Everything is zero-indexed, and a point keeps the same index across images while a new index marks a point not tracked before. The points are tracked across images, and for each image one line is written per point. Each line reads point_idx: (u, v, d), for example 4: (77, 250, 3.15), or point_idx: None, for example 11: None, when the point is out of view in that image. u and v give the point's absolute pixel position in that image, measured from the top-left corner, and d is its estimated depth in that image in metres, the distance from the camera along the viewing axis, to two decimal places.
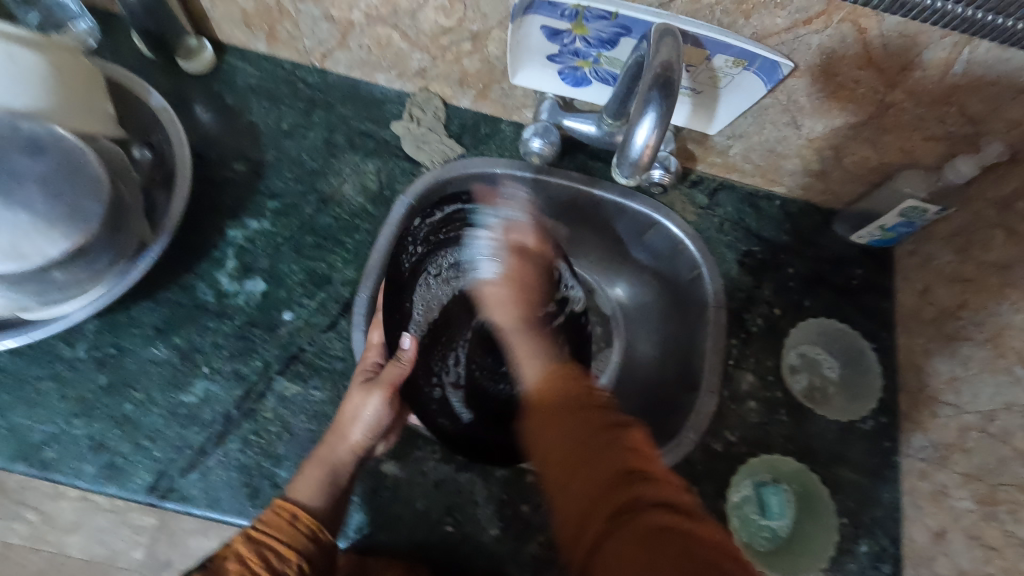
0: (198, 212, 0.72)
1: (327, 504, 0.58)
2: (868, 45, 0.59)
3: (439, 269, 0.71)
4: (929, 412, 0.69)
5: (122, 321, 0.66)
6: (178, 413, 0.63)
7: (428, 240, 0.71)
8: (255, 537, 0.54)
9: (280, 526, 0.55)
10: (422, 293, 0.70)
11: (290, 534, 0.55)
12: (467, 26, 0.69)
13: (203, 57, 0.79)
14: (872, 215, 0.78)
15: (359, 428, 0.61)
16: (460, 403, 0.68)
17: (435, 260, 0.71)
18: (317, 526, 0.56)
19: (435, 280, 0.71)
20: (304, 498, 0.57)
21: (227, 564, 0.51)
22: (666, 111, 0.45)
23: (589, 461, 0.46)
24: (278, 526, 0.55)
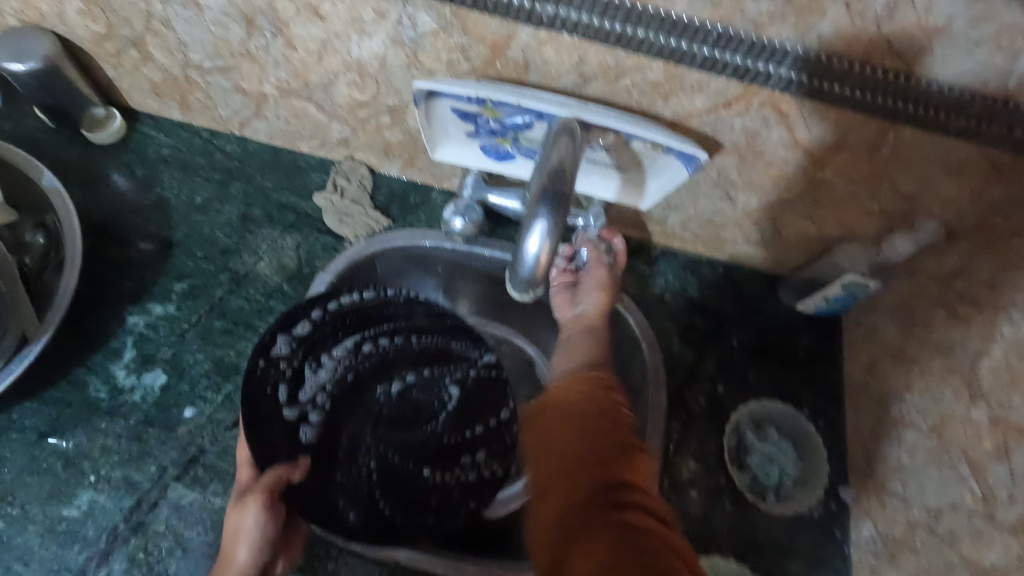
0: (97, 298, 0.67)
1: None
2: (792, 128, 0.56)
3: (314, 368, 0.69)
4: (878, 501, 0.65)
5: (1, 424, 0.61)
6: (56, 530, 0.57)
7: (298, 345, 0.67)
8: None
9: None
10: (310, 392, 0.68)
11: None
12: (382, 101, 0.65)
13: (111, 127, 0.74)
14: (816, 284, 0.75)
15: (242, 546, 0.55)
16: (370, 509, 0.65)
17: (308, 359, 0.68)
18: None
19: (312, 378, 0.68)
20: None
21: None
22: (559, 215, 0.40)
23: (573, 487, 0.52)
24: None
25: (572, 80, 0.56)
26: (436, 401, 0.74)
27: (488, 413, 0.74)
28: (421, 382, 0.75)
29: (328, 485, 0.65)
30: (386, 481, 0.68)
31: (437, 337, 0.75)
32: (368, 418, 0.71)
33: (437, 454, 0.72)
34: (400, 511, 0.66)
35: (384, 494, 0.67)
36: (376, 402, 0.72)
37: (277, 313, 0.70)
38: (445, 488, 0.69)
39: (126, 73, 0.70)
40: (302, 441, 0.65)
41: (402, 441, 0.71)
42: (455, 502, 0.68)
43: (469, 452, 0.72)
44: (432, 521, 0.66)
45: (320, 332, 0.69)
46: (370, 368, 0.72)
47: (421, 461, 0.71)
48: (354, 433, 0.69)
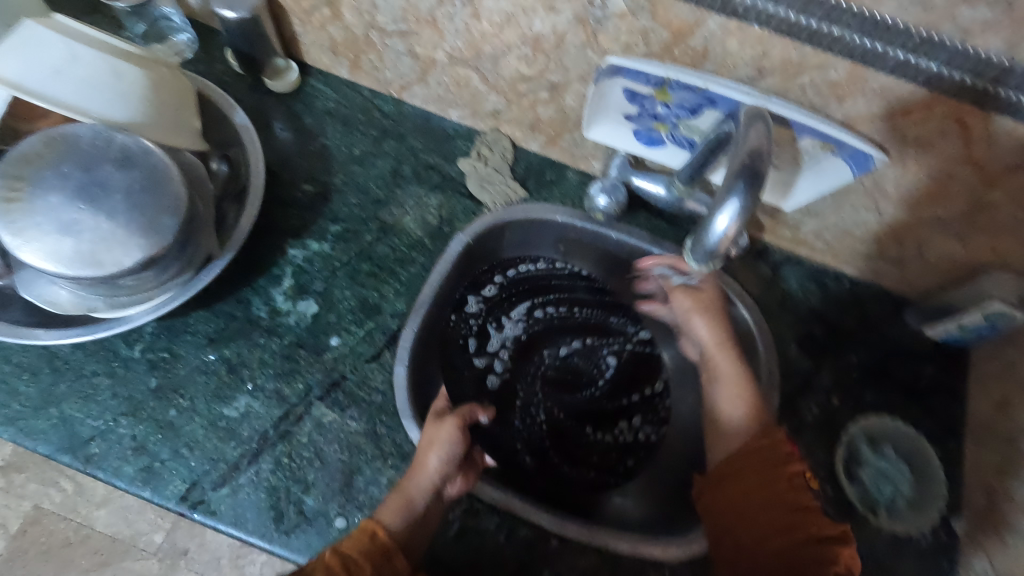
0: (264, 229, 0.74)
1: (409, 529, 0.58)
2: (970, 142, 0.55)
3: (496, 325, 0.80)
4: (996, 538, 0.63)
5: (178, 326, 0.68)
6: (217, 426, 0.65)
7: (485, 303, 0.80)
8: (343, 552, 0.54)
9: (361, 540, 0.55)
10: (493, 346, 0.79)
11: (372, 554, 0.54)
12: (547, 77, 0.69)
13: (288, 78, 0.82)
14: (950, 310, 0.73)
15: (433, 453, 0.61)
16: (536, 454, 0.75)
17: (490, 317, 0.80)
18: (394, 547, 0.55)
19: (495, 334, 0.80)
20: (388, 524, 0.57)
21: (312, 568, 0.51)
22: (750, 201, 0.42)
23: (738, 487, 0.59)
24: (357, 543, 0.55)
25: (747, 73, 0.57)
26: (594, 367, 0.79)
27: (641, 385, 0.79)
28: (580, 350, 0.80)
29: (507, 430, 0.76)
30: (555, 438, 0.76)
31: (597, 309, 0.81)
32: (537, 376, 0.79)
33: (599, 415, 0.77)
34: (563, 459, 0.75)
35: (553, 449, 0.76)
36: (543, 363, 0.79)
37: (417, 265, 0.75)
38: (610, 448, 0.76)
39: (312, 29, 0.76)
40: (489, 389, 0.78)
41: (561, 401, 0.78)
42: (614, 461, 0.75)
43: (627, 418, 0.77)
44: (592, 477, 0.74)
45: (505, 293, 0.81)
46: (543, 331, 0.80)
47: (585, 420, 0.77)
48: (526, 388, 0.79)
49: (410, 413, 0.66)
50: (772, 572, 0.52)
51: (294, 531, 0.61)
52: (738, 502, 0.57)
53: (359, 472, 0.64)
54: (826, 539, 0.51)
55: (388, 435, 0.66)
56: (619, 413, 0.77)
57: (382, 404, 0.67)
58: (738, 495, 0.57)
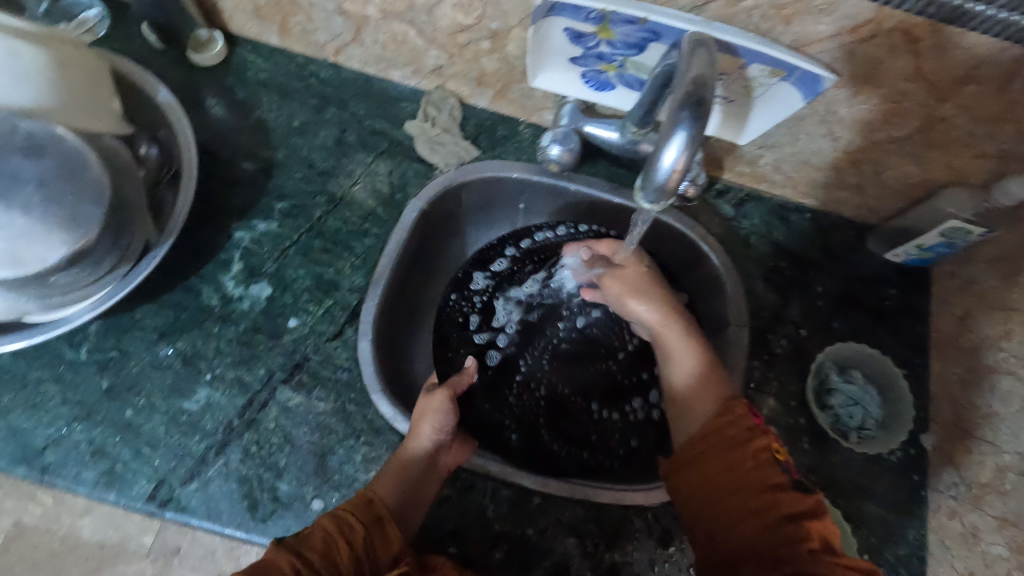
0: (205, 213, 0.70)
1: (402, 498, 0.59)
2: (919, 56, 0.54)
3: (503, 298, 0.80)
4: (963, 448, 0.65)
5: (125, 323, 0.65)
6: (178, 421, 0.62)
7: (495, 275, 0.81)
8: (341, 516, 0.55)
9: (356, 506, 0.56)
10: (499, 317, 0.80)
11: (363, 521, 0.55)
12: (486, 25, 0.65)
13: (214, 49, 0.76)
14: (910, 232, 0.73)
15: (428, 423, 0.62)
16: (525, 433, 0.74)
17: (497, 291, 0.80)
18: (385, 514, 0.56)
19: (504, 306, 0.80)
20: (384, 495, 0.58)
21: (313, 532, 0.53)
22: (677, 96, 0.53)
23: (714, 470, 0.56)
24: (354, 508, 0.56)
25: (690, 2, 0.55)
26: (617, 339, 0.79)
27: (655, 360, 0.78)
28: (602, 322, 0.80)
29: (500, 408, 0.75)
30: (552, 412, 0.76)
31: None
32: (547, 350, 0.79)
33: (605, 389, 0.77)
34: (555, 437, 0.74)
35: (547, 424, 0.75)
36: (555, 337, 0.80)
37: (372, 236, 0.72)
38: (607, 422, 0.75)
39: None
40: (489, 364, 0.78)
41: (570, 376, 0.78)
42: (614, 444, 0.74)
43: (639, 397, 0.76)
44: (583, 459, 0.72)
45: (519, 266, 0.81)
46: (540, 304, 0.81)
47: (587, 396, 0.77)
48: (533, 362, 0.79)
49: (379, 387, 0.65)
50: (749, 557, 0.50)
51: (270, 518, 0.60)
52: (709, 491, 0.55)
53: (332, 452, 0.62)
54: (797, 516, 0.50)
55: (358, 413, 0.64)
56: (617, 388, 0.77)
57: (349, 382, 0.65)
58: (705, 482, 0.56)
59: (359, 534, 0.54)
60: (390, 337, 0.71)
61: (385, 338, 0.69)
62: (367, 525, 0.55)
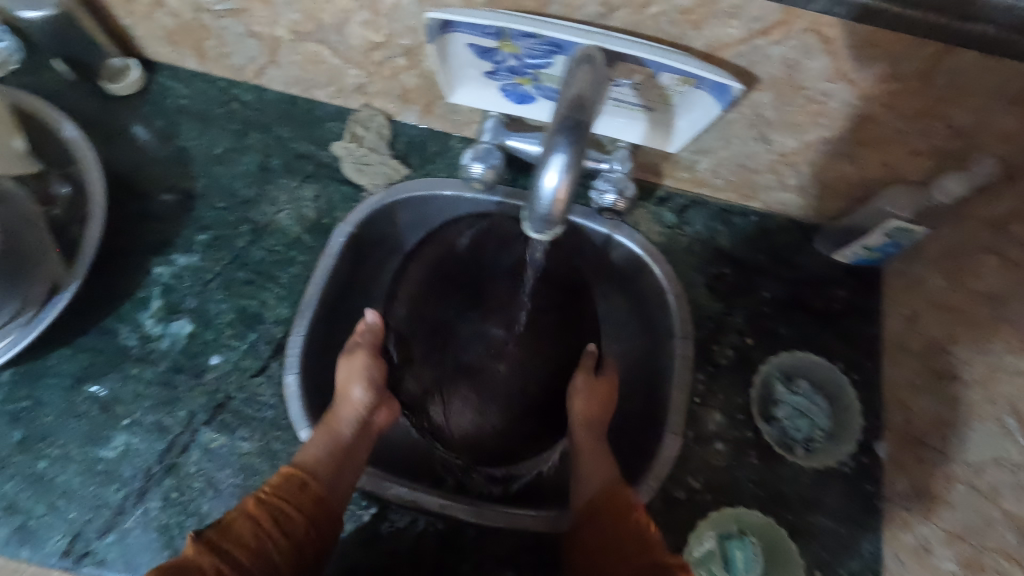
0: (122, 250, 0.68)
1: (324, 454, 0.58)
2: (835, 57, 0.51)
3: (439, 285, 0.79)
4: (914, 456, 0.63)
5: (38, 369, 0.63)
6: (95, 470, 0.60)
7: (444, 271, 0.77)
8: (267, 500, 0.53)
9: (288, 487, 0.54)
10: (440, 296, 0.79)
11: (298, 501, 0.54)
12: (397, 41, 0.62)
13: (129, 78, 0.73)
14: (856, 232, 0.71)
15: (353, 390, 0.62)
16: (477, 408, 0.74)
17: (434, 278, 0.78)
18: (322, 485, 0.56)
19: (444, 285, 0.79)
20: (313, 467, 0.56)
21: (237, 521, 0.51)
22: None
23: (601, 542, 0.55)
24: (287, 491, 0.54)
25: (595, 10, 0.52)
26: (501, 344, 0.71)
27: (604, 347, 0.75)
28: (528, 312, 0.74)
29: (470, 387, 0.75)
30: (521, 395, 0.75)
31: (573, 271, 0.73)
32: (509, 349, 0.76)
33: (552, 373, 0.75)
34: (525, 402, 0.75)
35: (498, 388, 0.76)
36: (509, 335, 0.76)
37: (298, 264, 0.70)
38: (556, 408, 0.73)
39: (139, 20, 0.68)
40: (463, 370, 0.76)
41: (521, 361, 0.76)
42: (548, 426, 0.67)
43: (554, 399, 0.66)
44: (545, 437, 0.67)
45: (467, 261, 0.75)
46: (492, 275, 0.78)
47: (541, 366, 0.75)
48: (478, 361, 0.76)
49: (307, 423, 0.63)
50: None
51: None
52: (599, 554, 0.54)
53: None
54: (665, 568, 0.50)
55: (283, 450, 0.62)
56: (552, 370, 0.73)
57: (274, 420, 0.63)
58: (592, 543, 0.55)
59: (310, 542, 0.53)
60: (322, 367, 0.69)
61: (315, 368, 0.67)
62: (307, 516, 0.54)
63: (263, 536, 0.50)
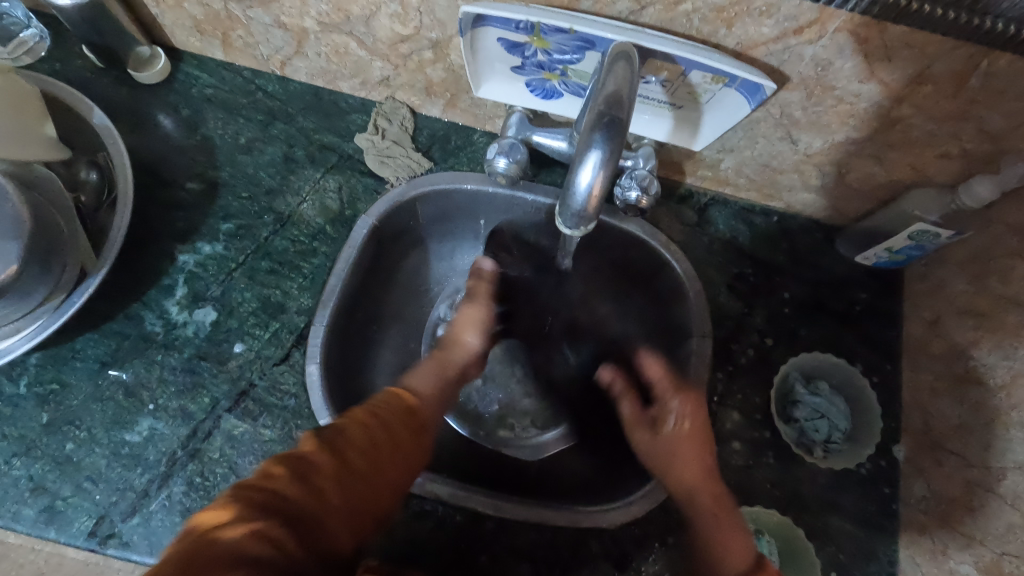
0: (148, 238, 0.69)
1: (433, 398, 0.58)
2: (868, 58, 0.51)
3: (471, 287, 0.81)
4: (933, 460, 0.63)
5: (66, 354, 0.64)
6: (120, 453, 0.61)
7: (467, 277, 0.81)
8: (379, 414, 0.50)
9: (389, 403, 0.52)
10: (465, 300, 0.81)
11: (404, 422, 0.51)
12: (425, 34, 0.62)
13: (155, 66, 0.74)
14: (879, 234, 0.70)
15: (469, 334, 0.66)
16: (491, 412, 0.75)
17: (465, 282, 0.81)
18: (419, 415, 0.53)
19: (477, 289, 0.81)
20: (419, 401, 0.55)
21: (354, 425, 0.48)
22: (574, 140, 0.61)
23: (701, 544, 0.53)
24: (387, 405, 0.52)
25: (626, 7, 0.52)
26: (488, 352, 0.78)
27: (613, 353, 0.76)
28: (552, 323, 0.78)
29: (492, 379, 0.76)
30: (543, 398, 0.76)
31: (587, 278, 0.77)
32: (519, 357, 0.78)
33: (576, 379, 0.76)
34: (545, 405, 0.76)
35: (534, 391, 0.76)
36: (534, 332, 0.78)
37: (321, 255, 0.70)
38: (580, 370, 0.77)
39: (168, 9, 0.68)
40: None
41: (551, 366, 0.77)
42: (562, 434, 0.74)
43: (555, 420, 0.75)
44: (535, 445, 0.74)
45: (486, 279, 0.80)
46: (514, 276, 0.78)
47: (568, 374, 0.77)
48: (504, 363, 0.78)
49: (328, 413, 0.62)
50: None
51: None
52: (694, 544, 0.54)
53: None
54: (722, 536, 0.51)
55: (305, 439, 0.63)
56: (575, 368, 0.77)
57: (296, 409, 0.64)
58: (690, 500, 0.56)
59: (388, 473, 0.48)
60: (342, 360, 0.69)
61: (336, 360, 0.67)
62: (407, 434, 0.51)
63: (372, 453, 0.47)
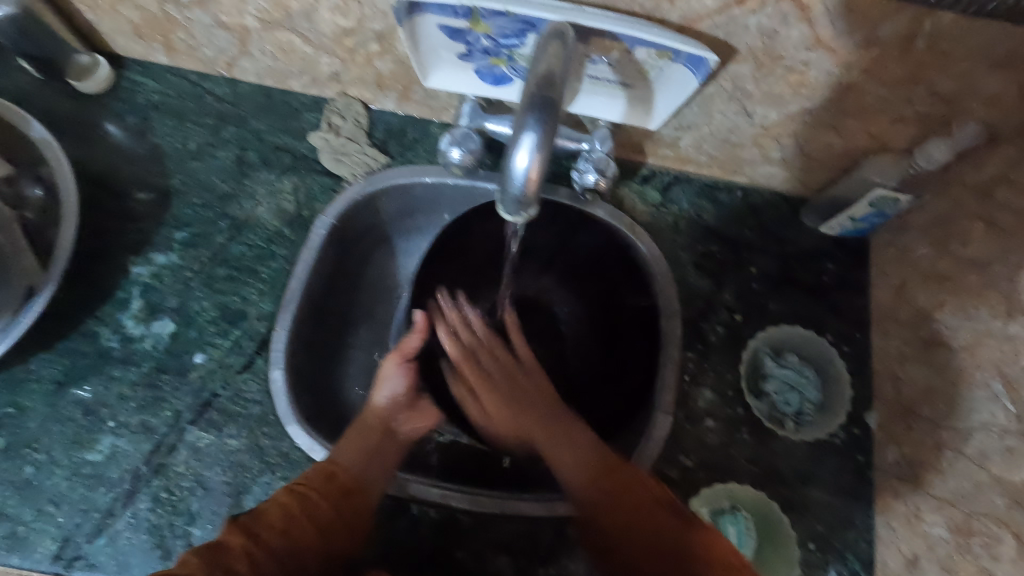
0: (99, 252, 0.67)
1: (362, 458, 0.57)
2: (813, 25, 0.51)
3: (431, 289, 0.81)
4: (903, 425, 0.63)
5: (20, 376, 0.62)
6: (82, 474, 0.59)
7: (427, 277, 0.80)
8: (299, 491, 0.53)
9: (317, 477, 0.55)
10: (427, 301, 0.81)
11: (327, 491, 0.54)
12: (369, 26, 0.61)
13: (95, 75, 0.71)
14: (842, 203, 0.70)
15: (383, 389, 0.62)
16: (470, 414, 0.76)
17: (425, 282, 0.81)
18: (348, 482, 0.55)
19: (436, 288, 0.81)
20: (344, 463, 0.56)
21: (267, 508, 0.51)
22: None
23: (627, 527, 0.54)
24: (313, 482, 0.54)
25: None
26: None
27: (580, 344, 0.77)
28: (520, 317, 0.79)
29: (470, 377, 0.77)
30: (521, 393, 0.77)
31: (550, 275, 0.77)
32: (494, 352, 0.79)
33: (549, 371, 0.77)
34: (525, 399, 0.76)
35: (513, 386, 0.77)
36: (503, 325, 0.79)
37: (280, 259, 0.69)
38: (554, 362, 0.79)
39: (103, 14, 0.66)
40: None
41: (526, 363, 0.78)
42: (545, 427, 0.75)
43: None
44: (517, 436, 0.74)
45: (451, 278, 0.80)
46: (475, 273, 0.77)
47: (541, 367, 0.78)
48: None
49: (294, 418, 0.62)
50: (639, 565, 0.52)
51: None
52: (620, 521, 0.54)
53: (248, 491, 0.60)
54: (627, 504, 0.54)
55: (273, 447, 0.62)
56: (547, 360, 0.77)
57: (263, 416, 0.63)
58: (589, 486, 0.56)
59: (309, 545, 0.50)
60: (309, 366, 0.68)
61: (301, 364, 0.66)
62: (331, 502, 0.53)
63: (287, 528, 0.50)
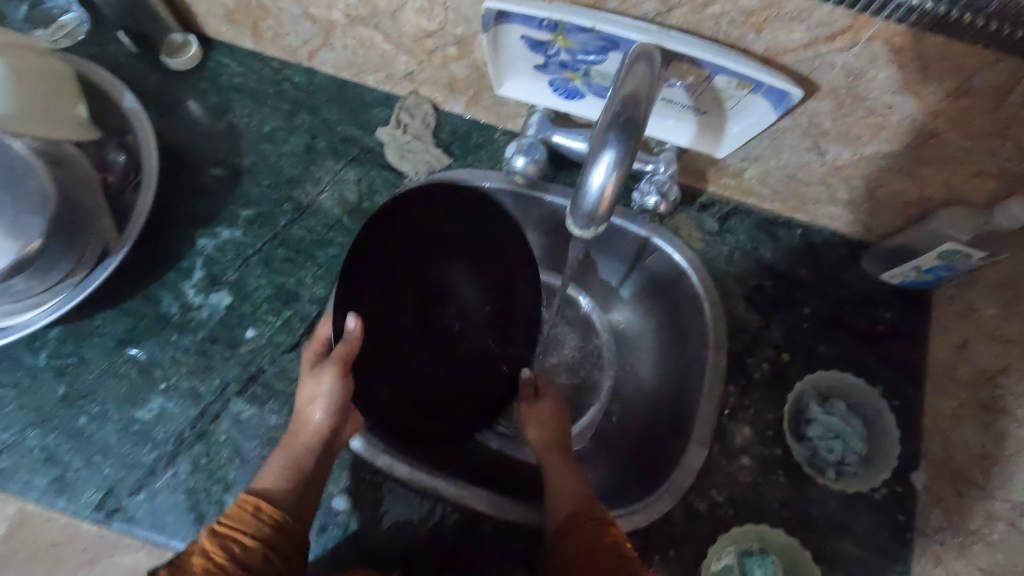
0: (169, 220, 0.70)
1: (291, 489, 0.55)
2: (902, 67, 0.49)
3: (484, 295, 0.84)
4: (953, 489, 0.60)
5: (84, 330, 0.65)
6: (131, 430, 0.62)
7: None
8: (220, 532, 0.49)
9: (243, 518, 0.51)
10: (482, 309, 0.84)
11: (253, 526, 0.50)
12: (450, 30, 0.62)
13: (187, 54, 0.75)
14: (907, 252, 0.68)
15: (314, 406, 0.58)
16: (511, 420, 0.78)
17: None
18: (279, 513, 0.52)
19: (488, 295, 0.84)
20: (273, 495, 0.54)
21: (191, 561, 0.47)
22: None
23: None
24: (241, 520, 0.51)
25: (653, 8, 0.51)
26: None
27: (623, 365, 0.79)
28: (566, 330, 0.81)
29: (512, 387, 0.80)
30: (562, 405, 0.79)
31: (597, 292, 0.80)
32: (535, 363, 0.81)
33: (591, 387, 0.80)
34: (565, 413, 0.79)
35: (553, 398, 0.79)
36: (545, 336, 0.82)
37: (337, 246, 0.71)
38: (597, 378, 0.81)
39: None
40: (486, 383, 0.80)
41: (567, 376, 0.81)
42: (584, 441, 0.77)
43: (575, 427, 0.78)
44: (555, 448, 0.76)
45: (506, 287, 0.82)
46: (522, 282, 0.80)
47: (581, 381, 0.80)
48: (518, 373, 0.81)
49: None
50: None
51: None
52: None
53: None
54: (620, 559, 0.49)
55: None
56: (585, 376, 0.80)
57: None
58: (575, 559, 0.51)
59: None
60: None
61: None
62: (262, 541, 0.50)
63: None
